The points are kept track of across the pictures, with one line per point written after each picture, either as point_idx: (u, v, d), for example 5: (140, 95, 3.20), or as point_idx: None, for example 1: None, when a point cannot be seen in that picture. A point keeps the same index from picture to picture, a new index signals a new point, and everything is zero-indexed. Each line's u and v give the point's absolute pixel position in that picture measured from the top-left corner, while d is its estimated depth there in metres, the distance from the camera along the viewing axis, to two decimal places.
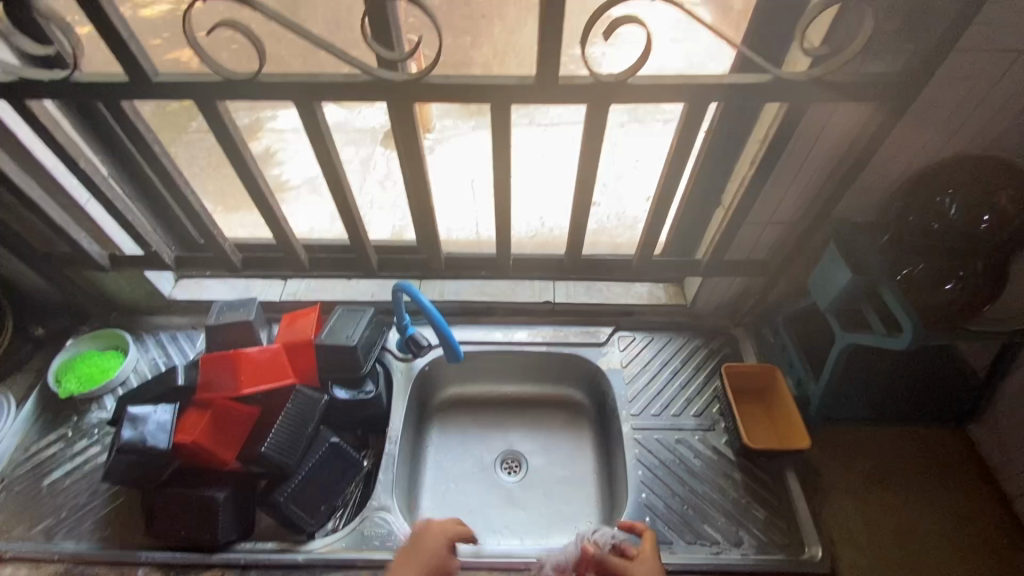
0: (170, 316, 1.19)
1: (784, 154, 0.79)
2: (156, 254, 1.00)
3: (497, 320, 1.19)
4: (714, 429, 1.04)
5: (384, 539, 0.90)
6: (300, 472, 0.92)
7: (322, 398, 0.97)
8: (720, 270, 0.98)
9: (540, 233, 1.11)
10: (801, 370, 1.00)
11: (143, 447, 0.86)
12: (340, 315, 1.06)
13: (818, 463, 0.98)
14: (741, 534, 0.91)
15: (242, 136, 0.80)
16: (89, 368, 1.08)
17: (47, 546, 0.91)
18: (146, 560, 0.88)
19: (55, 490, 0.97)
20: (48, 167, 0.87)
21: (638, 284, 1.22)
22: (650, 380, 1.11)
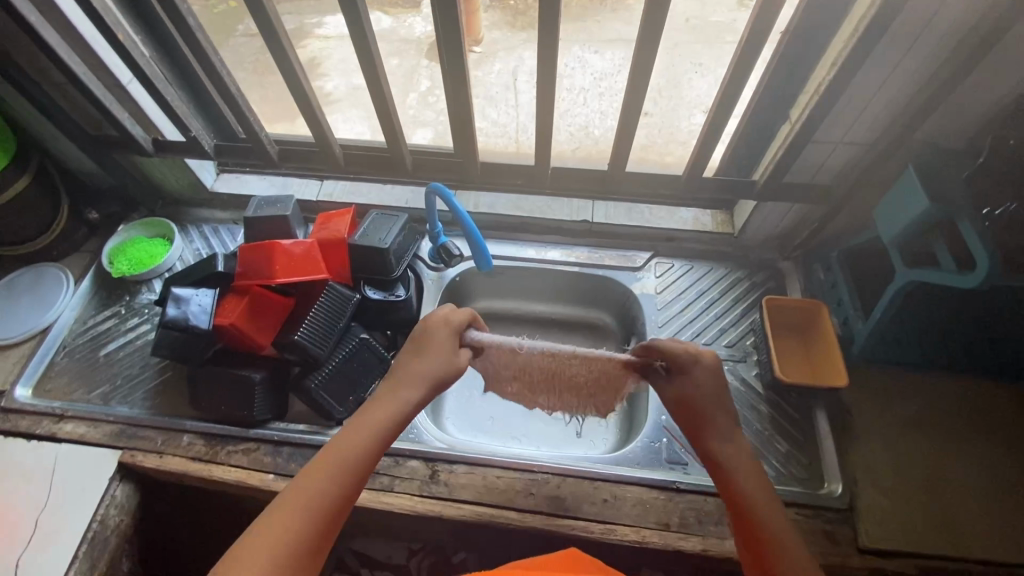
0: (212, 210, 1.22)
1: (873, 56, 0.70)
2: (197, 141, 1.00)
3: (531, 237, 1.15)
4: (745, 360, 1.01)
5: (407, 431, 0.94)
6: (330, 362, 0.96)
7: (353, 297, 1.00)
8: (776, 195, 0.91)
9: (584, 145, 1.04)
10: (850, 308, 0.94)
11: (186, 326, 0.91)
12: (374, 218, 1.05)
13: (853, 405, 0.94)
14: (760, 464, 0.90)
15: (275, 5, 0.78)
16: (137, 253, 1.13)
17: (103, 408, 0.98)
18: (190, 430, 0.95)
19: (110, 360, 1.05)
20: (89, 42, 0.87)
21: (683, 209, 1.14)
22: (685, 307, 1.07)
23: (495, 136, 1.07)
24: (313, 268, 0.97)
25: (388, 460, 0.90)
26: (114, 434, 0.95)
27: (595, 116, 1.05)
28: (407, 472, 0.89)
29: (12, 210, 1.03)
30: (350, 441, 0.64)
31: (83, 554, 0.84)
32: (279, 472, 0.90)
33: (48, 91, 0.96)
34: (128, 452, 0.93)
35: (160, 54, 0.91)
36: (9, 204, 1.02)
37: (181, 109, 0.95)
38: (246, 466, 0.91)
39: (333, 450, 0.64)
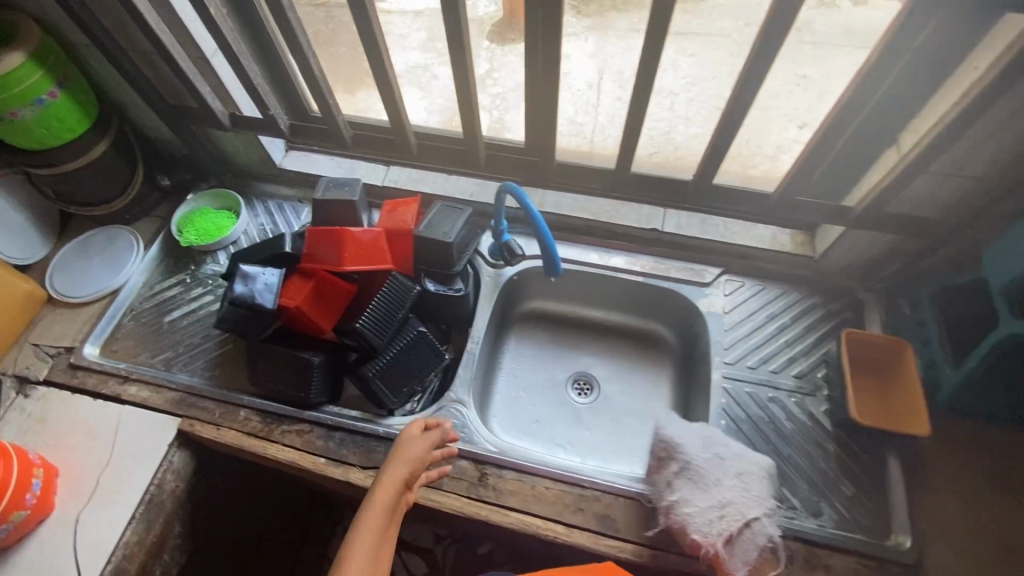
0: (278, 186, 1.23)
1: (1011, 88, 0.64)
2: (275, 120, 0.99)
3: (596, 241, 1.11)
4: (814, 394, 0.95)
5: (458, 429, 0.93)
6: (388, 352, 0.96)
7: (413, 289, 0.99)
8: (873, 224, 0.85)
9: (663, 151, 1.00)
10: (938, 352, 0.87)
11: (251, 304, 0.92)
12: (439, 209, 1.04)
13: (929, 453, 0.88)
14: (823, 505, 0.86)
15: None
16: (205, 224, 1.15)
17: (165, 374, 1.01)
18: (247, 405, 0.96)
19: (174, 327, 1.07)
20: (181, 14, 0.87)
21: (761, 226, 1.09)
22: (753, 330, 1.02)
23: (571, 135, 1.03)
24: (379, 257, 0.98)
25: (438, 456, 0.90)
26: (174, 401, 0.97)
27: (680, 122, 0.99)
28: (456, 471, 0.89)
29: (92, 173, 1.06)
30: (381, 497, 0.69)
31: (140, 515, 0.87)
32: (330, 457, 0.91)
33: (136, 59, 0.98)
34: (187, 420, 0.95)
35: (243, 29, 0.91)
36: (89, 167, 1.05)
37: (261, 86, 0.95)
38: (299, 447, 0.92)
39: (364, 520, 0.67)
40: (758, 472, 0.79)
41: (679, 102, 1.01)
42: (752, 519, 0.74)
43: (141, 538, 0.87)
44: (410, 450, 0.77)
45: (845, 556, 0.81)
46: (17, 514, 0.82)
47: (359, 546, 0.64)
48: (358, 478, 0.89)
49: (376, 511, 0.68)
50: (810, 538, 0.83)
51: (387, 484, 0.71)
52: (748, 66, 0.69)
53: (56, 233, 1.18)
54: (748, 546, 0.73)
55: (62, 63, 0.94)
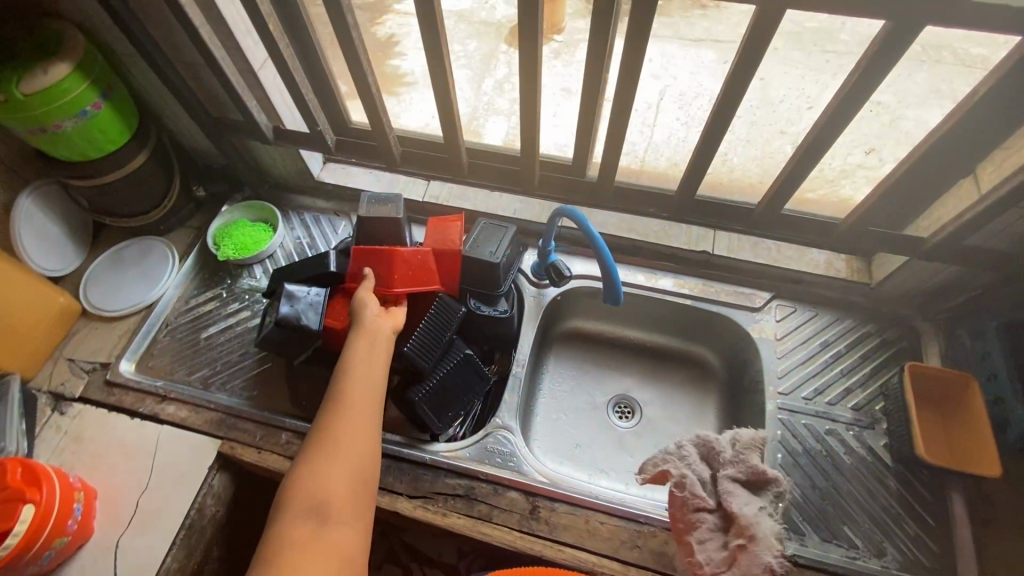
0: (315, 199, 1.20)
1: None
2: (321, 134, 0.98)
3: (643, 262, 1.09)
4: (873, 427, 0.92)
5: (507, 458, 0.90)
6: (434, 375, 0.93)
7: (459, 310, 0.97)
8: (947, 257, 0.82)
9: (717, 171, 0.97)
10: (1007, 389, 0.85)
11: (297, 324, 0.89)
12: (484, 226, 1.01)
13: (994, 493, 0.86)
14: (886, 545, 0.83)
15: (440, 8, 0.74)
16: (242, 237, 1.12)
17: (203, 393, 0.98)
18: (289, 428, 0.93)
19: (211, 344, 1.05)
20: (235, 27, 0.85)
21: (814, 250, 1.06)
22: (808, 359, 0.99)
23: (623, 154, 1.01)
24: (426, 277, 0.95)
25: (487, 486, 0.87)
26: (214, 422, 0.95)
27: (739, 144, 0.97)
28: (506, 502, 0.86)
29: (128, 185, 1.03)
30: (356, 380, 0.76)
31: (181, 541, 0.85)
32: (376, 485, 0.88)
33: (181, 70, 0.95)
34: (227, 442, 0.92)
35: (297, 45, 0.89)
36: (127, 178, 1.02)
37: (311, 101, 0.93)
38: None
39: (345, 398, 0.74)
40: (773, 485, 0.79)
41: (738, 123, 0.99)
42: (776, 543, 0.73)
43: (182, 566, 0.84)
44: (356, 359, 0.79)
45: None
46: (59, 541, 0.80)
47: (338, 427, 0.71)
48: (406, 507, 0.86)
49: (343, 436, 0.71)
50: None
51: (353, 387, 0.76)
52: (838, 97, 0.66)
53: (89, 244, 1.16)
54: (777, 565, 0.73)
55: (107, 76, 0.92)
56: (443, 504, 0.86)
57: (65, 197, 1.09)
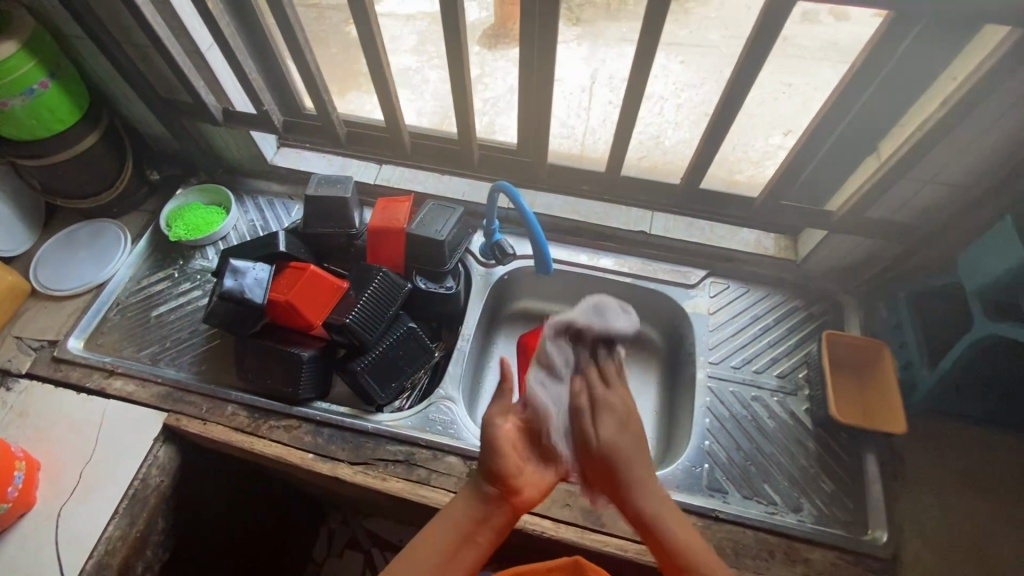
0: (269, 183, 1.23)
1: (982, 106, 0.67)
2: (268, 115, 1.01)
3: (585, 242, 1.13)
4: (796, 394, 0.98)
5: (447, 425, 0.94)
6: (377, 348, 0.96)
7: (404, 286, 1.00)
8: (853, 228, 0.88)
9: (651, 155, 1.05)
10: (914, 354, 0.90)
11: (241, 298, 0.92)
12: (431, 208, 1.05)
13: (905, 451, 0.91)
14: (803, 501, 0.88)
15: None
16: (195, 218, 1.15)
17: (151, 368, 1.00)
18: (235, 400, 0.96)
19: (161, 322, 1.07)
20: (178, 8, 0.87)
21: (745, 230, 1.12)
22: (738, 331, 1.04)
23: (561, 138, 1.08)
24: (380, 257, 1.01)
25: (427, 452, 0.90)
26: (160, 396, 0.97)
27: (669, 127, 1.03)
28: (445, 466, 0.89)
29: (81, 166, 1.05)
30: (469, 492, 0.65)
31: (123, 510, 0.86)
32: (318, 453, 0.91)
33: (128, 51, 0.97)
34: (173, 415, 0.94)
35: (241, 27, 0.92)
36: (76, 159, 1.03)
37: (256, 82, 0.96)
38: (286, 443, 0.92)
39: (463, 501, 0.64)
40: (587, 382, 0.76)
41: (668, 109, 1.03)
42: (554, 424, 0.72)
43: (124, 534, 0.86)
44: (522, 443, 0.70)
45: (824, 551, 0.83)
46: None
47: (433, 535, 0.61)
48: (347, 473, 0.89)
49: (457, 507, 0.64)
50: (790, 533, 0.85)
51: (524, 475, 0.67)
52: (742, 60, 0.73)
53: (41, 225, 1.17)
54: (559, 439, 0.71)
55: (54, 53, 0.94)
56: (382, 469, 0.89)
57: (17, 179, 1.10)
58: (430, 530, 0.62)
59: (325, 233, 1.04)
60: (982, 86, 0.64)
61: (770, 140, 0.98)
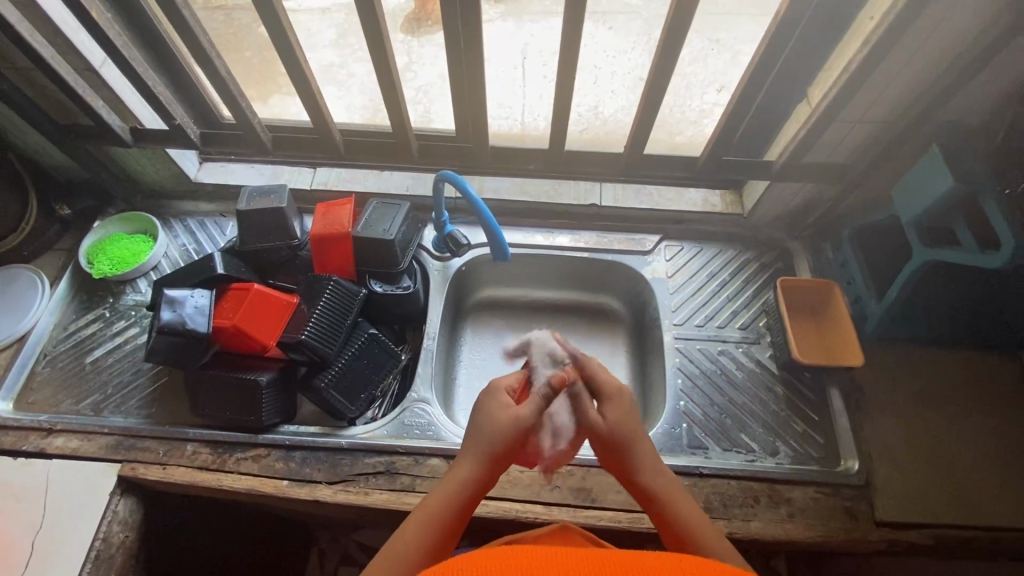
0: (197, 202, 1.15)
1: (902, 40, 0.70)
2: (182, 129, 0.93)
3: (538, 222, 1.12)
4: (758, 342, 1.01)
5: (424, 428, 0.92)
6: (339, 360, 0.92)
7: (359, 292, 0.96)
8: (792, 175, 0.91)
9: (591, 127, 1.04)
10: (862, 288, 0.94)
11: (183, 329, 0.86)
12: (375, 207, 1.00)
13: (865, 382, 0.95)
14: (778, 444, 0.91)
15: None
16: (120, 251, 1.06)
17: (96, 419, 0.93)
18: (195, 438, 0.90)
19: (99, 367, 0.99)
20: (58, 22, 0.78)
21: (692, 190, 1.12)
22: (697, 291, 1.06)
23: (501, 119, 1.04)
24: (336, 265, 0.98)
25: (407, 459, 0.88)
26: (111, 446, 0.90)
27: (606, 96, 1.01)
28: (428, 470, 0.87)
29: None
30: (431, 503, 0.61)
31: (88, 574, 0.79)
32: (292, 478, 0.87)
33: (10, 76, 0.87)
34: (129, 464, 0.88)
35: (137, 36, 0.84)
36: None
37: (162, 94, 0.89)
38: (257, 474, 0.87)
39: (424, 513, 0.60)
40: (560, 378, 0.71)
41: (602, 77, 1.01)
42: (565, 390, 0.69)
43: None
44: (484, 431, 0.64)
45: (804, 488, 0.86)
46: None
47: (398, 548, 0.57)
48: (327, 494, 0.85)
49: (425, 515, 0.60)
50: (771, 476, 0.88)
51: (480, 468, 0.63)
52: (669, 22, 0.72)
53: None
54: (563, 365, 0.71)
55: None
56: (363, 483, 0.86)
57: None
58: (400, 542, 0.58)
59: (265, 249, 0.98)
60: (899, 25, 0.66)
61: (704, 97, 0.98)
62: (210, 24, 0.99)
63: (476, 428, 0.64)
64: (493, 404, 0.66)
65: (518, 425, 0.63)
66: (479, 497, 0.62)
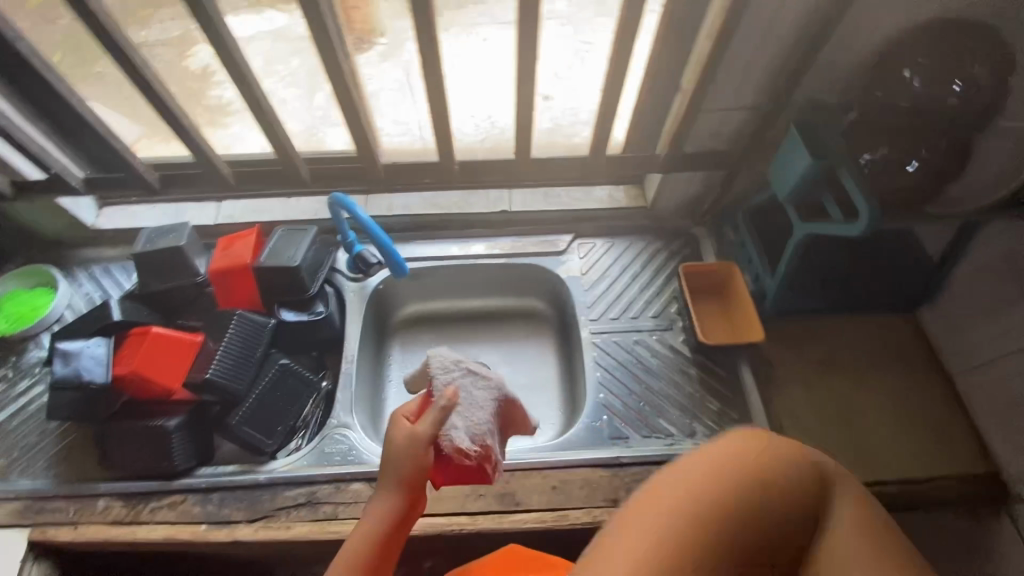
0: (100, 248, 1.11)
1: (740, 29, 0.74)
2: (61, 177, 0.92)
3: (452, 234, 1.13)
4: (672, 328, 1.03)
5: (345, 453, 0.91)
6: (252, 395, 0.90)
7: (268, 323, 0.94)
8: (677, 164, 0.95)
9: (491, 134, 1.04)
10: (759, 266, 0.98)
11: (79, 382, 0.84)
12: (281, 235, 0.98)
13: (773, 355, 0.99)
14: (695, 425, 0.94)
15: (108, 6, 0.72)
16: (17, 307, 1.02)
17: (0, 485, 0.89)
18: (106, 492, 0.87)
19: (1, 431, 0.95)
20: None
21: (598, 188, 1.16)
22: (611, 284, 1.08)
23: (399, 135, 1.05)
24: (241, 298, 0.97)
25: (329, 487, 0.87)
26: (16, 511, 0.86)
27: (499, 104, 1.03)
28: (351, 495, 0.86)
29: None
30: (355, 544, 0.61)
31: None
32: (212, 521, 0.85)
33: None
34: (36, 528, 0.85)
35: None
36: None
37: (34, 144, 0.87)
38: (174, 521, 0.85)
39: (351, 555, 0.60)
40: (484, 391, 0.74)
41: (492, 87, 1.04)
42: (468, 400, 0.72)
43: None
44: (393, 463, 0.64)
45: None
46: None
47: None
48: (247, 532, 0.84)
49: (350, 556, 0.60)
50: None
51: (400, 500, 0.63)
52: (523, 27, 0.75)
53: None
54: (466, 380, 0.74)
55: None
56: (285, 517, 0.85)
57: None
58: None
59: (166, 290, 0.96)
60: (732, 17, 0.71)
61: (592, 97, 1.01)
62: (88, 67, 0.97)
63: (385, 457, 0.65)
64: (392, 430, 0.66)
65: (419, 444, 0.64)
66: (403, 527, 0.63)
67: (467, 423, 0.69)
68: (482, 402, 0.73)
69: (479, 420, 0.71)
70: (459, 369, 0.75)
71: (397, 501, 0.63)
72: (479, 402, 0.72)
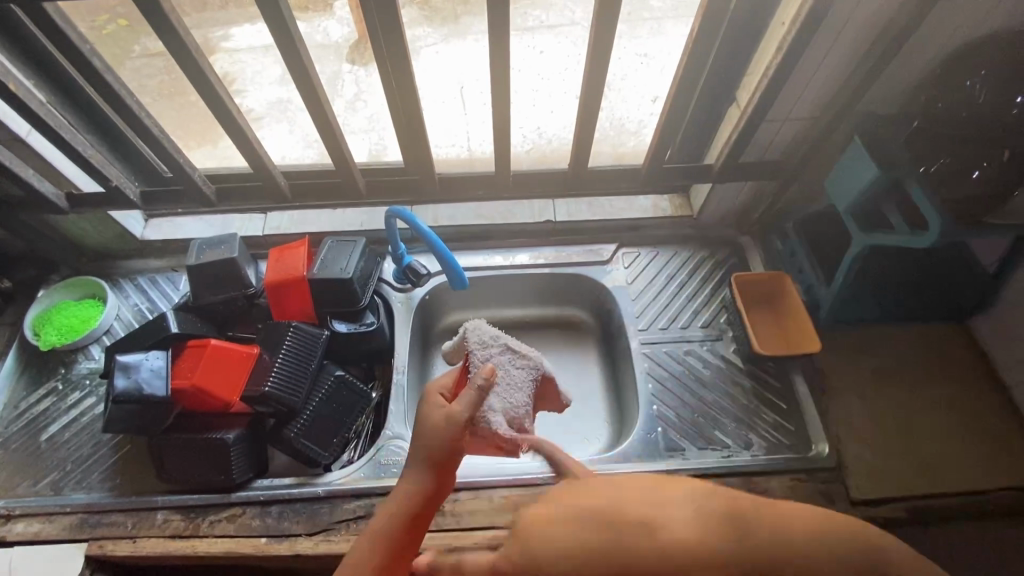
0: (146, 259, 1.12)
1: (810, 41, 0.74)
2: (121, 191, 0.92)
3: (496, 244, 1.13)
4: (722, 338, 1.03)
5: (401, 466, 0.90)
6: (308, 407, 0.90)
7: (322, 335, 0.93)
8: (729, 175, 0.95)
9: (537, 146, 1.07)
10: (812, 277, 0.98)
11: (140, 395, 0.84)
12: (330, 245, 0.99)
13: (826, 365, 0.99)
14: (751, 437, 0.93)
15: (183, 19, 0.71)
16: (67, 319, 1.02)
17: (57, 498, 0.89)
18: (164, 505, 0.87)
19: (55, 444, 0.95)
20: None
21: (642, 197, 1.16)
22: (657, 294, 1.08)
23: (448, 148, 1.06)
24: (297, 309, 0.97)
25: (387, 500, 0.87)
26: (75, 525, 0.87)
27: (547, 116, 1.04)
28: None
29: None
30: (384, 513, 0.61)
31: None
32: (271, 534, 0.85)
33: None
34: (95, 542, 0.84)
35: (64, 102, 0.83)
36: None
37: (95, 158, 0.87)
38: (233, 535, 0.85)
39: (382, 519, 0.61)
40: (523, 370, 0.81)
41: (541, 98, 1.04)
42: (511, 380, 0.80)
43: None
44: (425, 435, 0.64)
45: (779, 478, 0.89)
46: None
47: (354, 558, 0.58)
48: (308, 546, 0.84)
49: (382, 523, 0.60)
50: (747, 470, 0.89)
51: (432, 474, 0.62)
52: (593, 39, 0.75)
53: None
54: (509, 361, 0.81)
55: None
56: (344, 531, 0.84)
57: None
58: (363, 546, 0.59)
59: (218, 302, 0.96)
60: (804, 32, 0.71)
61: (641, 108, 1.01)
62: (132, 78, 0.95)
63: (417, 430, 0.65)
64: (426, 408, 0.66)
65: (455, 422, 0.64)
66: (432, 505, 0.62)
67: (505, 403, 0.78)
68: (521, 382, 0.81)
69: (518, 400, 0.80)
70: (495, 346, 0.82)
71: (425, 478, 0.62)
72: (519, 382, 0.81)
